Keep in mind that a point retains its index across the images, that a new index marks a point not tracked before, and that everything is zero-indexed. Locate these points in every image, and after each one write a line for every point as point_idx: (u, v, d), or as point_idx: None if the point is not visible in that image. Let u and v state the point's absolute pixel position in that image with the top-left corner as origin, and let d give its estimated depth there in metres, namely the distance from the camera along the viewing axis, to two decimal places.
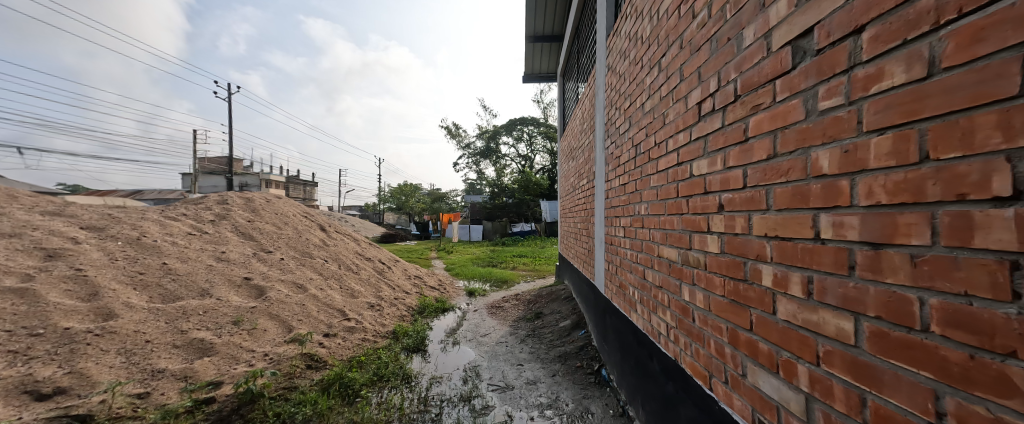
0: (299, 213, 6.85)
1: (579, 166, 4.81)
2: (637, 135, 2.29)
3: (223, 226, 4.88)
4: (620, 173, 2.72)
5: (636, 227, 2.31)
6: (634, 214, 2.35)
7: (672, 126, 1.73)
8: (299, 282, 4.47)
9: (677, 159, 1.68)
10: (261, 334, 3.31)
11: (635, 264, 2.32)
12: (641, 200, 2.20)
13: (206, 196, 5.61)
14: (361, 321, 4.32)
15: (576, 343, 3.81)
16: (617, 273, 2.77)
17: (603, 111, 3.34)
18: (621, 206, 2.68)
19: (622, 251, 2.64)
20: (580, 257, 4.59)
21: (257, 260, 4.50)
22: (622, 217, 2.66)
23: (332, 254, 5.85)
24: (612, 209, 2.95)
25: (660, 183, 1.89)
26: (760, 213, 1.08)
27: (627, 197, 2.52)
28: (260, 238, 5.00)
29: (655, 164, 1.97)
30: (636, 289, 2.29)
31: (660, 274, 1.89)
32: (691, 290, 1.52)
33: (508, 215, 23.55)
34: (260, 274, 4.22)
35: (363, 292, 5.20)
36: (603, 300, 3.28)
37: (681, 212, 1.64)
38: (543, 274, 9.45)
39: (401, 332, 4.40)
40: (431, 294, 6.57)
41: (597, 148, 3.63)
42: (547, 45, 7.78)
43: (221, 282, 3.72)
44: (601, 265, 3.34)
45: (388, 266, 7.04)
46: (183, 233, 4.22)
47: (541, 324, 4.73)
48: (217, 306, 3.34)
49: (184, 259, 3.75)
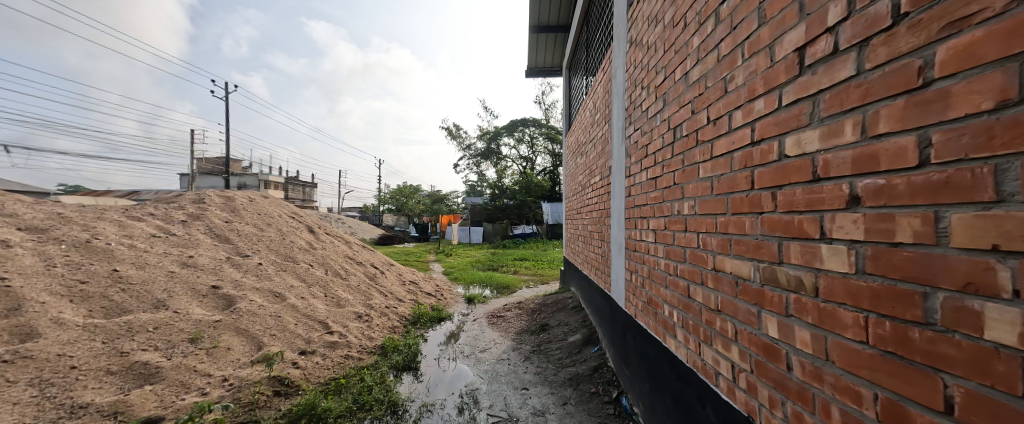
0: (286, 214, 6.38)
1: (590, 161, 4.34)
2: (676, 114, 1.83)
3: (195, 227, 4.42)
4: (648, 164, 2.26)
5: (674, 230, 1.85)
6: (670, 214, 1.89)
7: (744, 93, 1.25)
8: (277, 290, 4.00)
9: (752, 137, 1.21)
10: (223, 354, 2.83)
11: (672, 277, 1.86)
12: (684, 197, 1.74)
13: (181, 194, 5.15)
14: (345, 335, 3.84)
15: (589, 363, 3.33)
16: (644, 286, 2.30)
17: (622, 97, 2.87)
18: (649, 205, 2.22)
19: (651, 260, 2.18)
20: (591, 263, 4.12)
21: (229, 265, 4.02)
22: (651, 218, 2.19)
23: (319, 259, 5.38)
24: (636, 207, 2.48)
25: (718, 172, 1.42)
26: (973, 209, 0.59)
27: (659, 192, 2.06)
28: (236, 241, 4.53)
29: (708, 148, 1.50)
30: (673, 309, 1.83)
31: (717, 294, 1.42)
32: (783, 323, 1.05)
33: (509, 217, 23.08)
34: (231, 282, 3.74)
35: (351, 301, 4.73)
36: (622, 316, 2.82)
37: (758, 210, 1.17)
38: (546, 279, 8.96)
39: (390, 348, 3.91)
40: (427, 301, 6.09)
41: (614, 140, 3.16)
42: (552, 36, 7.31)
43: (182, 292, 3.25)
44: (620, 274, 2.87)
45: (382, 270, 6.57)
46: (145, 235, 3.76)
47: (548, 337, 4.24)
48: (173, 320, 2.88)
49: (140, 265, 3.29)
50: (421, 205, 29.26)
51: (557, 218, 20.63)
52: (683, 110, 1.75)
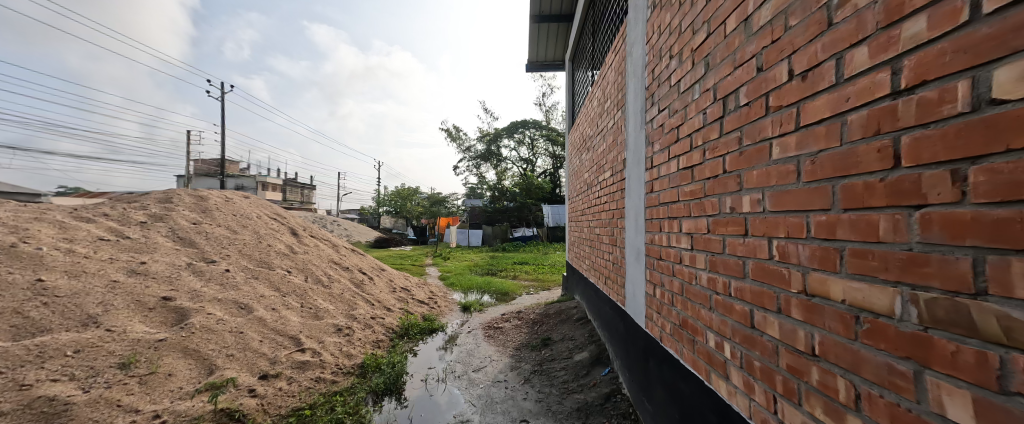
0: (267, 215, 5.91)
1: (598, 155, 3.88)
2: (727, 79, 1.37)
3: (156, 229, 3.95)
4: (680, 150, 1.80)
5: (724, 234, 1.38)
6: (717, 213, 1.43)
7: (878, 14, 0.78)
8: (242, 301, 3.52)
9: (897, 85, 0.74)
10: (160, 383, 2.35)
11: (719, 296, 1.41)
12: (742, 190, 1.28)
13: (146, 193, 4.68)
14: (319, 353, 3.35)
15: (599, 390, 2.85)
16: (674, 305, 1.84)
17: (640, 75, 2.42)
18: (682, 202, 1.76)
19: (684, 272, 1.73)
20: (600, 270, 3.66)
21: (190, 272, 3.55)
22: (684, 218, 1.74)
23: (299, 264, 4.90)
24: (662, 205, 2.02)
25: (814, 147, 0.95)
26: None
27: (697, 184, 1.60)
28: (202, 245, 4.06)
29: (794, 112, 1.03)
30: (724, 341, 1.37)
31: (811, 330, 0.96)
32: (987, 404, 0.59)
33: (509, 219, 22.55)
34: (189, 292, 3.26)
35: (331, 311, 4.23)
36: (641, 337, 2.35)
37: (912, 203, 0.70)
38: (547, 285, 8.43)
39: (371, 367, 3.42)
40: (418, 310, 5.58)
41: (630, 130, 2.69)
42: (554, 26, 6.85)
43: (122, 306, 2.77)
44: (638, 286, 2.42)
45: (370, 277, 6.07)
46: (90, 239, 3.30)
47: (550, 355, 3.74)
48: (101, 341, 2.41)
49: (75, 273, 2.83)
50: (419, 206, 28.69)
51: (557, 221, 20.10)
52: (740, 72, 1.29)
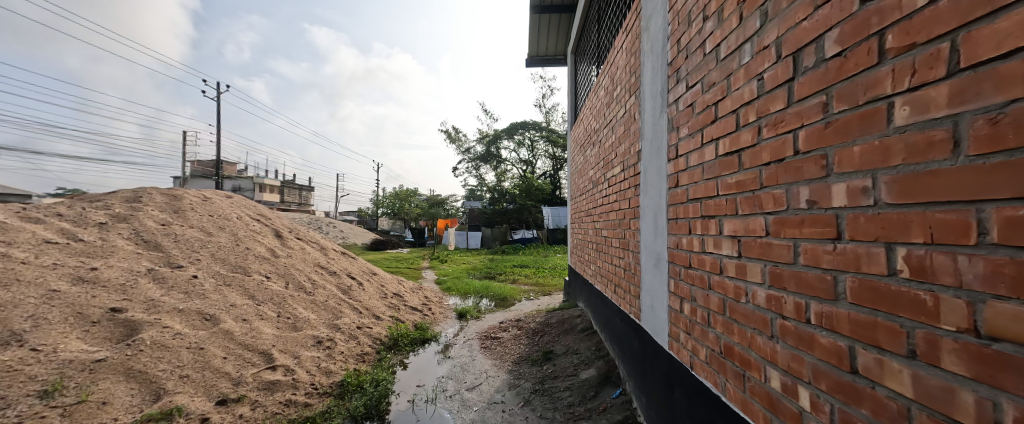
0: (249, 216, 5.55)
1: (605, 149, 3.52)
2: (802, 26, 1.01)
3: (116, 230, 3.59)
4: (719, 132, 1.44)
5: (797, 238, 1.02)
6: (785, 210, 1.08)
7: None
8: (208, 311, 3.13)
9: None
10: (88, 415, 1.99)
11: (788, 322, 1.06)
12: (831, 177, 0.91)
13: (113, 192, 4.31)
14: (292, 371, 2.96)
15: (610, 417, 2.47)
16: (712, 326, 1.49)
17: (661, 50, 2.06)
18: (724, 197, 1.41)
19: (727, 286, 1.38)
20: (609, 277, 3.28)
21: (150, 279, 3.18)
22: (727, 218, 1.39)
23: (279, 269, 4.51)
24: (693, 201, 1.66)
25: (998, 96, 0.58)
26: None
27: (749, 173, 1.25)
28: (169, 248, 3.68)
29: (948, 47, 0.65)
30: (798, 385, 1.01)
31: (993, 397, 0.58)
32: None
33: (509, 221, 22.11)
34: (145, 302, 2.88)
35: (312, 321, 3.84)
36: (664, 359, 2.01)
37: None
38: (547, 291, 7.99)
39: (352, 386, 3.03)
40: (410, 318, 5.18)
41: (646, 116, 2.33)
42: (555, 17, 6.49)
43: (58, 320, 2.41)
44: (659, 299, 2.06)
45: (359, 282, 5.67)
46: (34, 243, 2.98)
47: (553, 371, 3.36)
48: (22, 364, 2.07)
49: (6, 282, 2.50)
50: (418, 208, 28.29)
51: (557, 223, 19.71)
52: (826, 10, 0.92)
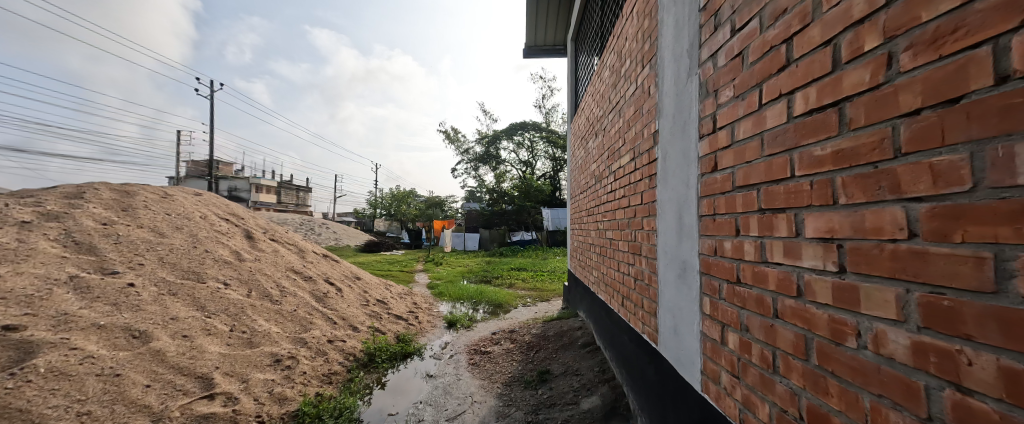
0: (217, 215, 5.06)
1: (611, 136, 3.04)
2: None
3: (42, 231, 3.12)
4: (799, 81, 0.95)
5: (1008, 244, 0.52)
6: (966, 192, 0.57)
7: None
8: (137, 327, 2.62)
9: None
10: None
11: (978, 401, 0.56)
12: None
13: (52, 187, 3.85)
14: (234, 400, 2.47)
15: None
16: (781, 375, 1.00)
17: None
18: (808, 179, 0.92)
19: (815, 317, 0.89)
20: (615, 285, 2.79)
21: (69, 288, 2.68)
22: (812, 211, 0.90)
23: (242, 274, 4.01)
24: (742, 190, 1.19)
25: None
26: None
27: (864, 137, 0.76)
28: (104, 250, 3.18)
29: None
30: None
31: None
32: None
33: (508, 223, 21.55)
34: (53, 316, 2.39)
35: (272, 335, 3.33)
36: (694, 401, 1.52)
37: None
38: (546, 296, 7.49)
39: (308, 418, 2.53)
40: (392, 329, 4.67)
41: (666, 86, 1.85)
42: (555, 2, 6.02)
43: None
44: (685, 322, 1.57)
45: (338, 288, 5.15)
46: None
47: (549, 397, 2.84)
48: None
49: None
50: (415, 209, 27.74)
51: (557, 224, 19.22)
52: None
